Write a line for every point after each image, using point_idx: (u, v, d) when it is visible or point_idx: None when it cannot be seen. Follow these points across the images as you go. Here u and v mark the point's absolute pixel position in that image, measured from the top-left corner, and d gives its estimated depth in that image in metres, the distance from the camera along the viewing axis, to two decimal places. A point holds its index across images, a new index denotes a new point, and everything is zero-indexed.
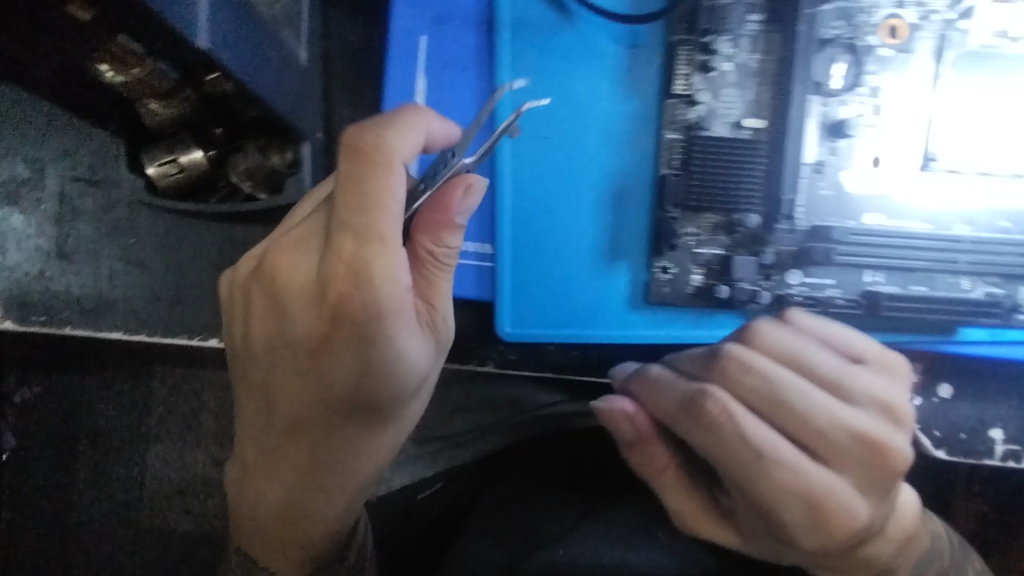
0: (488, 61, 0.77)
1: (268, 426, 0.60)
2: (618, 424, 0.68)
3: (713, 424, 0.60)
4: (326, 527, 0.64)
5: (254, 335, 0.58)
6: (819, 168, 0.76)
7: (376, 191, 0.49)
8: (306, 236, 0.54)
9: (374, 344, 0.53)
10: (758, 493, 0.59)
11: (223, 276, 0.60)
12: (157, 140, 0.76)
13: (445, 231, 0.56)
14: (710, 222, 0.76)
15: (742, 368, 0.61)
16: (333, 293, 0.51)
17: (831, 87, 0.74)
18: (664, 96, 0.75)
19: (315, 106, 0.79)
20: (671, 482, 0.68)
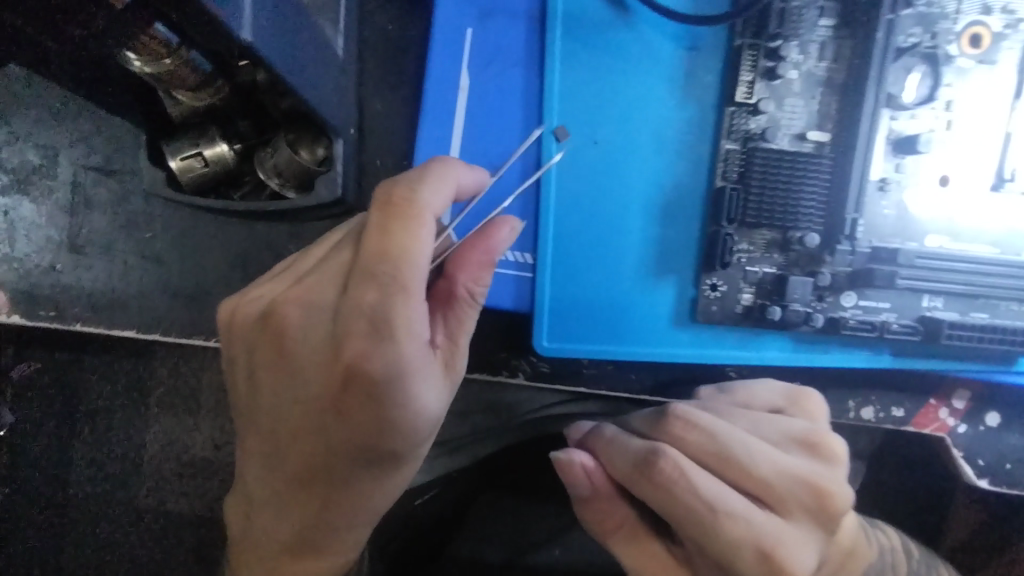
0: (537, 58, 0.72)
1: (268, 477, 0.56)
2: (575, 480, 0.64)
3: (664, 482, 0.57)
4: (338, 563, 0.62)
5: (258, 385, 0.54)
6: (883, 185, 0.71)
7: (402, 243, 0.47)
8: (320, 285, 0.51)
9: (392, 399, 0.50)
10: (717, 550, 0.55)
11: (227, 318, 0.55)
12: (181, 132, 0.71)
13: (487, 271, 0.54)
14: (765, 239, 0.72)
15: (683, 421, 0.61)
16: (350, 349, 0.49)
17: (902, 100, 0.70)
18: (724, 103, 0.71)
19: (349, 99, 0.75)
20: (627, 535, 0.64)
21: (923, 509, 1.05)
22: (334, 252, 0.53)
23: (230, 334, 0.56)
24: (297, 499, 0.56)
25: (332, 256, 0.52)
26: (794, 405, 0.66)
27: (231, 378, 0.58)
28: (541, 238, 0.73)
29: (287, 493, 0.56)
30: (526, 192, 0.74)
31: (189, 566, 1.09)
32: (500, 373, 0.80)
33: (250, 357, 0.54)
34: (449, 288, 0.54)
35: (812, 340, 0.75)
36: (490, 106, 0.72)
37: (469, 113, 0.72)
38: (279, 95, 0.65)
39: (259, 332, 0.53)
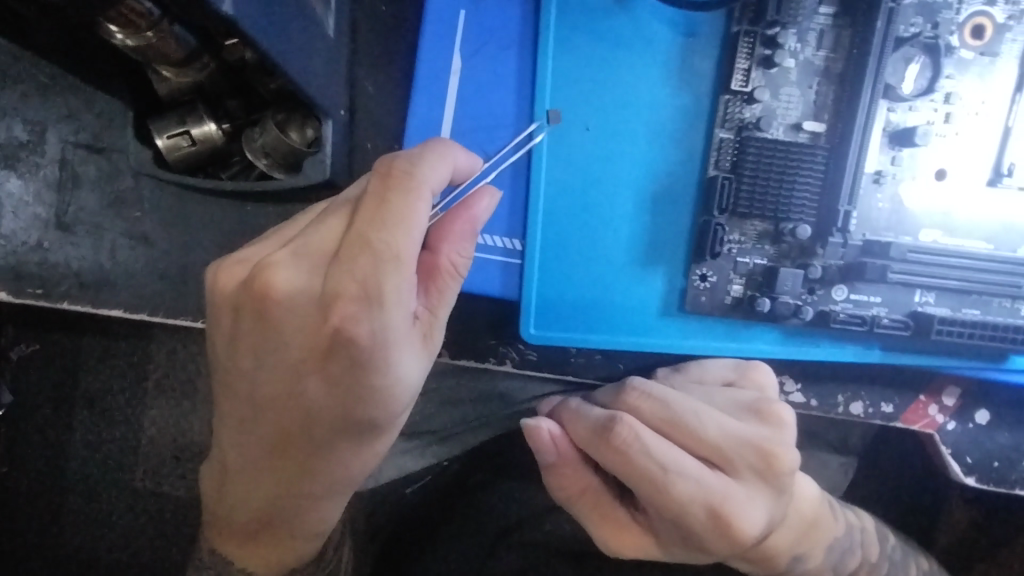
0: (530, 42, 0.71)
1: (246, 442, 0.56)
2: (542, 447, 0.65)
3: (619, 446, 0.59)
4: (311, 530, 0.62)
5: (239, 351, 0.52)
6: (878, 178, 0.71)
7: (399, 214, 0.47)
8: (308, 250, 0.49)
9: (376, 368, 0.49)
10: (671, 508, 0.58)
11: (207, 279, 0.53)
12: (167, 110, 0.70)
13: (470, 243, 0.54)
14: (756, 230, 0.71)
15: (638, 393, 0.66)
16: (335, 314, 0.47)
17: (901, 91, 0.68)
18: (719, 91, 0.70)
19: (341, 80, 0.74)
20: (591, 504, 0.66)
21: (905, 505, 1.05)
22: (322, 216, 0.51)
23: (212, 296, 0.53)
24: (274, 465, 0.56)
25: (320, 221, 0.50)
26: (743, 377, 0.73)
27: (210, 343, 0.55)
28: (530, 224, 0.72)
29: (265, 459, 0.56)
30: (517, 175, 0.73)
31: (179, 547, 1.09)
32: (487, 361, 0.77)
33: (231, 321, 0.52)
34: (432, 259, 0.53)
35: (800, 333, 0.74)
36: (483, 88, 0.71)
37: (460, 95, 0.71)
38: (270, 75, 0.65)
39: (241, 296, 0.50)
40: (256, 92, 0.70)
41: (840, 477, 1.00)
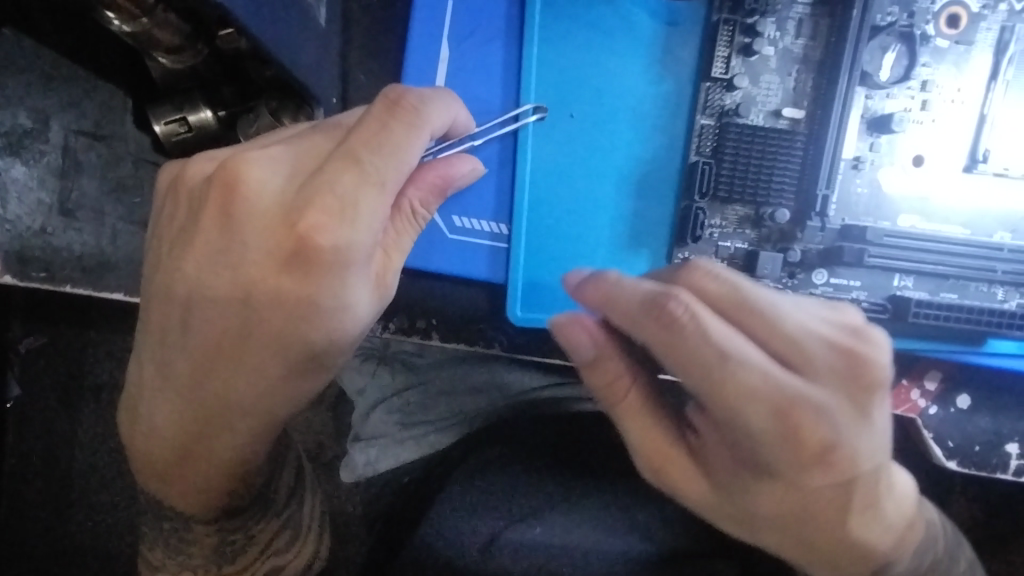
0: (517, 33, 0.73)
1: (172, 354, 0.57)
2: (574, 342, 0.57)
3: (674, 323, 0.50)
4: (219, 468, 0.61)
5: (190, 248, 0.54)
6: (857, 163, 0.72)
7: (395, 141, 0.52)
8: (284, 156, 0.53)
9: (331, 284, 0.52)
10: (727, 411, 0.49)
11: (182, 176, 0.57)
12: (165, 98, 0.73)
13: (436, 200, 0.59)
14: (737, 214, 0.73)
15: (710, 274, 0.54)
16: (303, 223, 0.51)
17: (878, 78, 0.70)
18: (700, 78, 0.71)
19: (332, 70, 0.76)
20: (632, 409, 0.57)
21: None
22: (309, 133, 0.56)
23: (176, 192, 0.57)
24: (202, 385, 0.56)
25: (307, 138, 0.55)
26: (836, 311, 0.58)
27: (157, 242, 0.58)
28: (516, 209, 0.74)
29: (191, 376, 0.56)
30: (504, 161, 0.75)
31: None
32: (475, 344, 0.78)
33: (191, 214, 0.55)
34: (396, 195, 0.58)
35: None
36: (470, 77, 0.73)
37: (448, 83, 0.73)
38: (261, 63, 0.67)
39: (208, 189, 0.53)
40: (249, 81, 0.72)
41: None
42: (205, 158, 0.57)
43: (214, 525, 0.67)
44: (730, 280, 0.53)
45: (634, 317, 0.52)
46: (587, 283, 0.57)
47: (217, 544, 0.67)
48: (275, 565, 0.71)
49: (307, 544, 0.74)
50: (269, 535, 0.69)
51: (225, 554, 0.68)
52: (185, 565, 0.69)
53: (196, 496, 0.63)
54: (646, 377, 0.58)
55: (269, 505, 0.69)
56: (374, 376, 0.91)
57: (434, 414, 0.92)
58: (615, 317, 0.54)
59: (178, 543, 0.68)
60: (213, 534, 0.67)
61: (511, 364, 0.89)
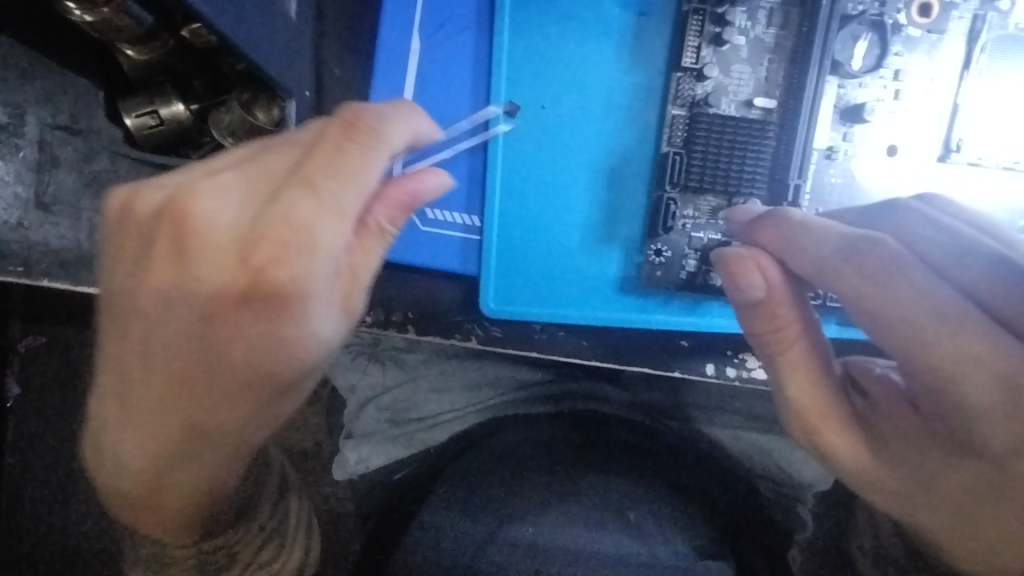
0: (487, 25, 0.73)
1: (129, 394, 0.52)
2: (746, 277, 0.54)
3: (878, 269, 0.48)
4: (183, 502, 0.57)
5: (141, 282, 0.50)
6: (830, 153, 0.71)
7: (353, 166, 0.49)
8: (236, 184, 0.48)
9: (295, 318, 0.49)
10: (937, 369, 0.46)
11: (127, 201, 0.51)
12: (138, 90, 0.73)
13: (404, 215, 0.55)
14: (709, 205, 0.73)
15: (926, 222, 0.50)
16: (261, 253, 0.47)
17: (851, 67, 0.69)
18: (672, 69, 0.71)
19: (304, 64, 0.77)
20: (796, 362, 0.54)
21: None
22: (261, 154, 0.50)
23: (122, 221, 0.51)
24: (170, 424, 0.52)
25: (263, 157, 0.50)
26: None
27: (107, 272, 0.52)
28: (487, 201, 0.74)
29: (150, 411, 0.52)
30: (476, 154, 0.75)
31: None
32: (451, 337, 0.76)
33: (140, 247, 0.50)
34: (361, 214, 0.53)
35: None
36: (441, 69, 0.74)
37: (419, 76, 0.74)
38: (230, 55, 0.67)
39: (156, 221, 0.48)
40: (221, 74, 0.73)
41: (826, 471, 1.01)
42: (153, 181, 0.51)
43: (193, 548, 0.64)
44: (948, 227, 0.49)
45: (824, 264, 0.50)
46: (770, 223, 0.55)
47: (198, 566, 0.65)
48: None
49: (295, 550, 0.75)
50: (254, 550, 0.68)
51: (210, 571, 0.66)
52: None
53: (166, 526, 0.59)
54: (816, 330, 0.55)
55: (252, 522, 0.68)
56: (365, 373, 0.95)
57: (427, 410, 0.96)
58: (799, 264, 0.52)
59: (156, 566, 0.65)
60: (193, 557, 0.65)
61: (504, 361, 0.95)
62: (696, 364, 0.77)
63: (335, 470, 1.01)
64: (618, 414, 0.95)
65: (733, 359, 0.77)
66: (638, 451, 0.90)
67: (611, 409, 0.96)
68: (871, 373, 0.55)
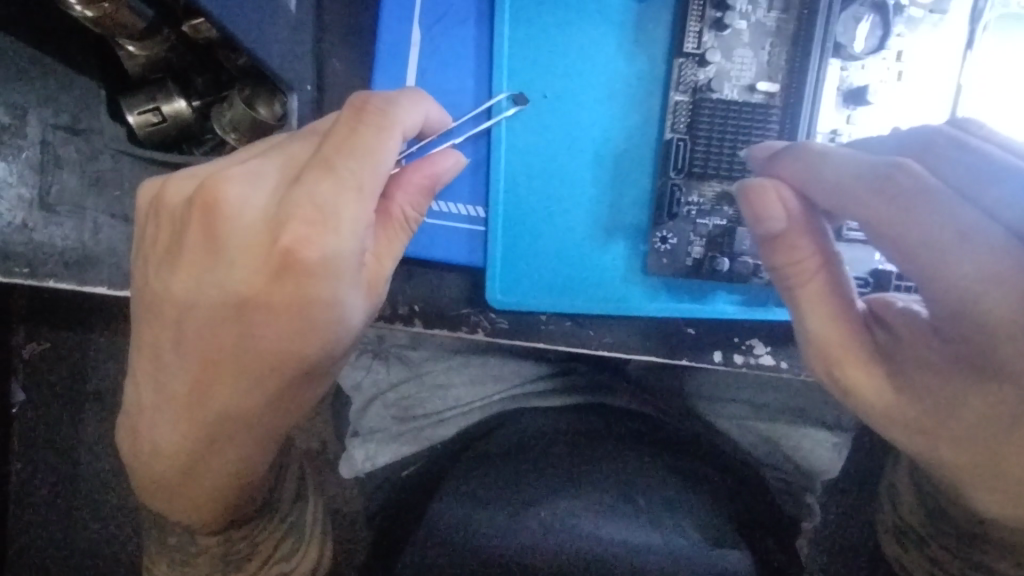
0: (487, 14, 0.73)
1: (164, 376, 0.53)
2: (769, 208, 0.54)
3: (902, 195, 0.47)
4: (212, 487, 0.58)
5: (173, 270, 0.51)
6: (834, 137, 0.71)
7: (368, 145, 0.49)
8: (262, 168, 0.50)
9: (325, 300, 0.50)
10: (963, 292, 0.46)
11: (158, 194, 0.53)
12: (138, 89, 0.72)
13: (426, 199, 0.57)
14: (715, 191, 0.73)
15: (959, 145, 0.48)
16: (288, 234, 0.48)
17: (854, 49, 0.69)
18: (673, 54, 0.71)
19: (305, 58, 0.77)
20: (815, 293, 0.54)
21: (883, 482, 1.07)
22: (285, 142, 0.52)
23: (155, 212, 0.53)
24: (203, 407, 0.53)
25: (286, 145, 0.52)
26: None
27: (141, 263, 0.54)
28: (492, 192, 0.74)
29: (186, 397, 0.53)
30: (479, 145, 0.74)
31: None
32: (458, 329, 0.76)
33: (172, 234, 0.51)
34: (386, 205, 0.56)
35: (762, 294, 0.77)
36: (443, 60, 0.74)
37: (420, 69, 0.73)
38: (232, 49, 0.67)
39: (184, 209, 0.50)
40: (223, 69, 0.73)
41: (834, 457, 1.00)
42: (182, 174, 0.53)
43: (222, 535, 0.65)
44: (984, 150, 0.47)
45: (846, 193, 0.49)
46: (787, 158, 0.54)
47: (223, 552, 0.66)
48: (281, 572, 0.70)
49: (312, 545, 0.75)
50: (274, 544, 0.69)
51: (232, 561, 0.67)
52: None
53: (200, 512, 0.60)
54: (837, 260, 0.54)
55: (274, 514, 0.68)
56: (369, 370, 0.95)
57: (433, 407, 0.96)
58: (819, 192, 0.52)
59: (183, 555, 0.66)
60: (219, 544, 0.66)
61: (507, 353, 0.95)
62: (703, 352, 0.76)
63: (342, 465, 1.00)
64: (628, 409, 0.95)
65: (740, 346, 0.77)
66: (643, 443, 0.92)
67: (624, 403, 0.96)
68: (893, 308, 0.54)
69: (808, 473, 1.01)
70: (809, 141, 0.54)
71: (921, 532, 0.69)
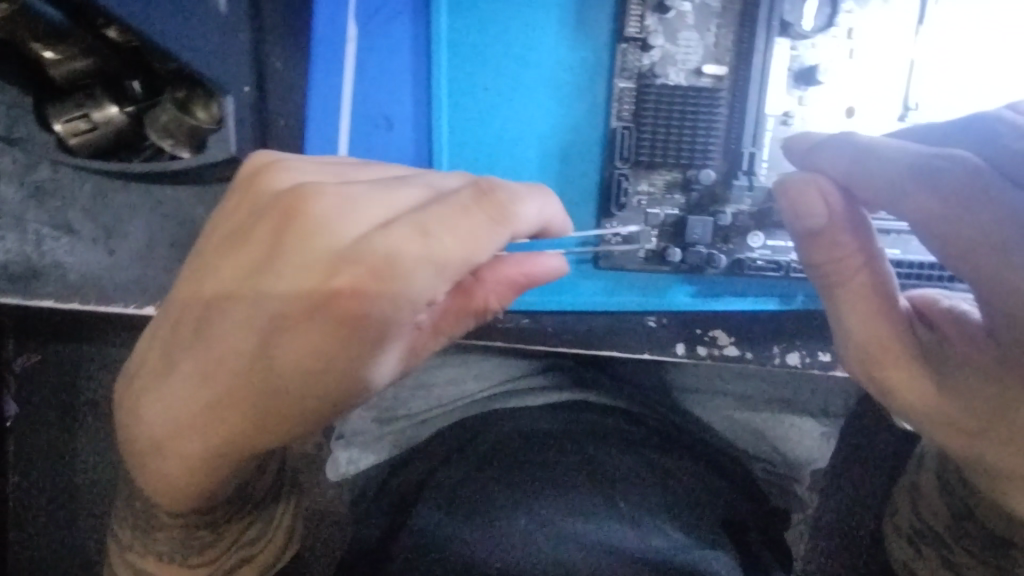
0: (424, 5, 0.70)
1: (179, 356, 0.51)
2: (810, 204, 0.50)
3: (961, 193, 0.44)
4: (191, 481, 0.55)
5: (228, 256, 0.50)
6: (786, 119, 0.69)
7: (469, 230, 0.46)
8: (364, 200, 0.47)
9: (359, 355, 0.47)
10: (1014, 288, 0.44)
11: (279, 182, 0.52)
12: (65, 95, 0.70)
13: (513, 293, 0.58)
14: (664, 180, 0.71)
15: (1023, 137, 0.46)
16: (339, 279, 0.45)
17: (802, 27, 0.67)
18: (616, 39, 0.69)
19: (242, 58, 0.74)
20: (860, 294, 0.52)
21: (872, 468, 1.05)
22: (395, 183, 0.49)
23: (249, 195, 0.52)
24: (211, 418, 0.50)
25: (405, 184, 0.49)
26: None
27: (213, 239, 0.52)
28: None
29: (192, 390, 0.50)
30: (420, 141, 0.72)
31: None
32: None
33: (247, 221, 0.50)
34: (473, 286, 0.57)
35: (718, 283, 0.74)
36: (380, 56, 0.71)
37: (357, 65, 0.71)
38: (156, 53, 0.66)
39: (272, 206, 0.49)
40: (154, 73, 0.71)
41: (819, 446, 0.98)
42: (290, 171, 0.52)
43: (183, 519, 0.62)
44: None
45: (896, 187, 0.46)
46: (830, 148, 0.50)
47: (183, 537, 0.64)
48: (240, 559, 0.68)
49: (278, 535, 0.72)
50: (241, 528, 0.67)
51: (192, 545, 0.65)
52: (150, 549, 0.65)
53: (170, 495, 0.57)
54: (882, 257, 0.51)
55: (248, 503, 0.67)
56: None
57: (416, 406, 0.95)
58: (868, 189, 0.48)
59: (145, 524, 0.65)
60: (178, 527, 0.63)
61: (488, 352, 0.95)
62: (663, 345, 0.75)
63: (329, 470, 1.00)
64: (607, 404, 0.91)
65: (702, 337, 0.76)
66: (639, 438, 0.84)
67: (609, 397, 0.93)
68: (938, 305, 0.54)
69: (792, 464, 0.97)
70: (855, 132, 0.50)
71: (943, 536, 0.64)
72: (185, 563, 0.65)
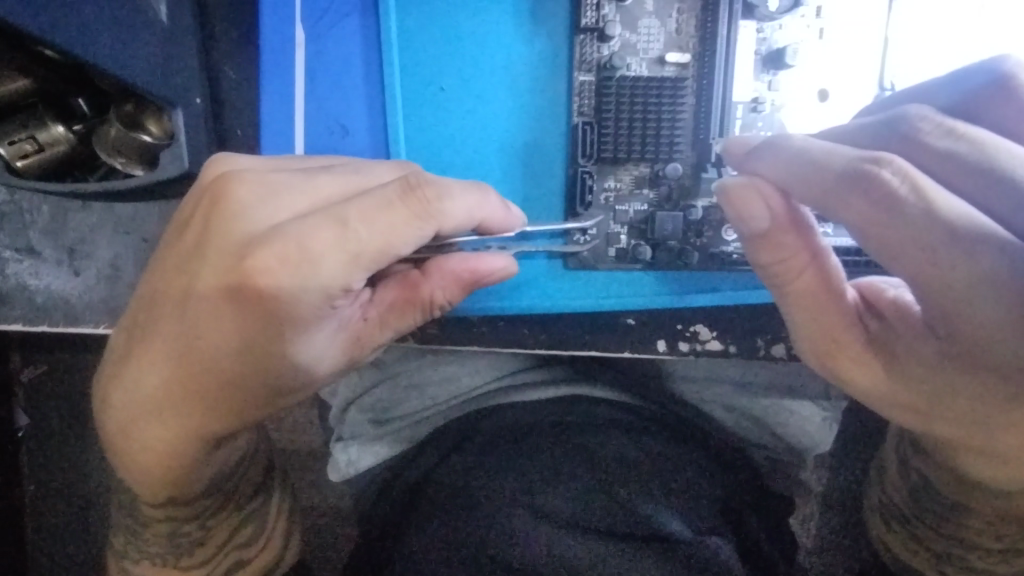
0: (374, 5, 0.68)
1: (135, 340, 0.51)
2: (750, 207, 0.47)
3: (891, 204, 0.42)
4: (149, 472, 0.55)
5: (172, 245, 0.50)
6: (756, 105, 0.66)
7: (385, 220, 0.45)
8: (284, 188, 0.47)
9: (283, 340, 0.47)
10: (951, 294, 0.43)
11: (220, 169, 0.52)
12: (5, 119, 0.67)
13: (460, 291, 0.55)
14: (632, 175, 0.68)
15: (947, 134, 0.43)
16: (250, 264, 0.44)
17: (768, 9, 0.64)
18: (573, 30, 0.66)
19: (192, 69, 0.71)
20: (807, 293, 0.49)
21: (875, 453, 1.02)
22: (320, 174, 0.49)
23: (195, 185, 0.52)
24: (159, 399, 0.50)
25: (331, 175, 0.48)
26: None
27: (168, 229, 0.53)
28: None
29: (140, 372, 0.51)
30: (377, 146, 0.69)
31: None
32: None
33: (187, 210, 0.50)
34: (419, 282, 0.55)
35: (693, 279, 0.71)
36: (332, 60, 0.69)
37: (307, 70, 0.69)
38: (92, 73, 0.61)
39: (200, 195, 0.49)
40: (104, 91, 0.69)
41: (825, 432, 0.85)
42: (228, 159, 0.52)
43: (165, 511, 0.59)
44: (974, 140, 0.43)
45: (825, 192, 0.44)
46: (764, 152, 0.47)
47: (170, 534, 0.61)
48: (234, 566, 0.63)
49: (269, 548, 0.66)
50: (231, 528, 0.62)
51: (181, 545, 0.61)
52: (143, 553, 0.62)
53: (133, 483, 0.57)
54: (828, 251, 0.49)
55: (233, 499, 0.62)
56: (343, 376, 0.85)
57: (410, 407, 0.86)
58: (803, 190, 0.45)
59: (135, 524, 0.62)
60: (165, 522, 0.60)
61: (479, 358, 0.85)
62: (643, 342, 0.73)
63: (329, 470, 0.88)
64: (614, 399, 0.80)
65: (684, 334, 0.74)
66: (652, 423, 0.77)
67: (623, 381, 0.85)
68: (886, 296, 0.51)
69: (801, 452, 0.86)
70: (792, 134, 0.47)
71: (905, 511, 0.64)
72: (179, 565, 0.62)
